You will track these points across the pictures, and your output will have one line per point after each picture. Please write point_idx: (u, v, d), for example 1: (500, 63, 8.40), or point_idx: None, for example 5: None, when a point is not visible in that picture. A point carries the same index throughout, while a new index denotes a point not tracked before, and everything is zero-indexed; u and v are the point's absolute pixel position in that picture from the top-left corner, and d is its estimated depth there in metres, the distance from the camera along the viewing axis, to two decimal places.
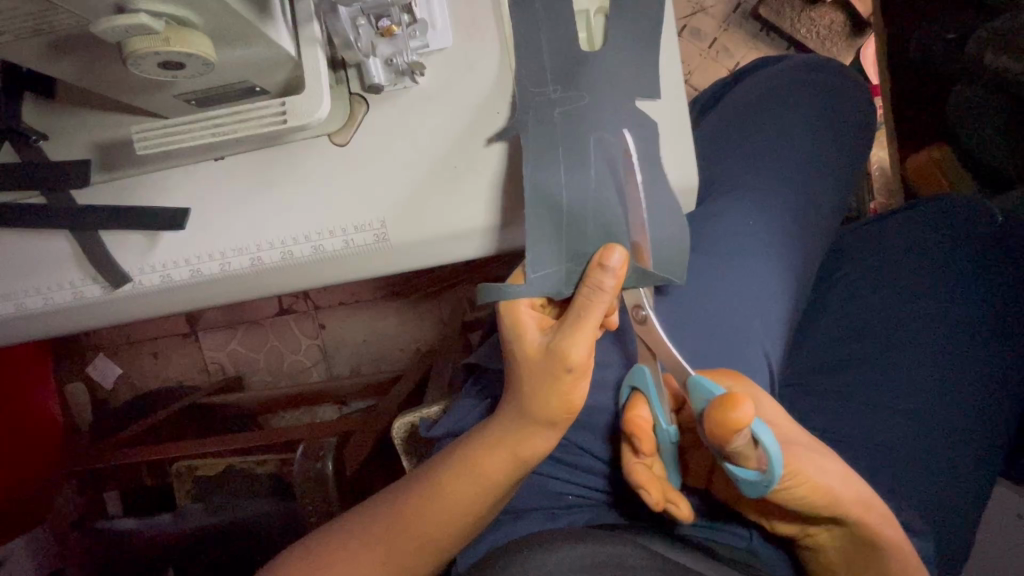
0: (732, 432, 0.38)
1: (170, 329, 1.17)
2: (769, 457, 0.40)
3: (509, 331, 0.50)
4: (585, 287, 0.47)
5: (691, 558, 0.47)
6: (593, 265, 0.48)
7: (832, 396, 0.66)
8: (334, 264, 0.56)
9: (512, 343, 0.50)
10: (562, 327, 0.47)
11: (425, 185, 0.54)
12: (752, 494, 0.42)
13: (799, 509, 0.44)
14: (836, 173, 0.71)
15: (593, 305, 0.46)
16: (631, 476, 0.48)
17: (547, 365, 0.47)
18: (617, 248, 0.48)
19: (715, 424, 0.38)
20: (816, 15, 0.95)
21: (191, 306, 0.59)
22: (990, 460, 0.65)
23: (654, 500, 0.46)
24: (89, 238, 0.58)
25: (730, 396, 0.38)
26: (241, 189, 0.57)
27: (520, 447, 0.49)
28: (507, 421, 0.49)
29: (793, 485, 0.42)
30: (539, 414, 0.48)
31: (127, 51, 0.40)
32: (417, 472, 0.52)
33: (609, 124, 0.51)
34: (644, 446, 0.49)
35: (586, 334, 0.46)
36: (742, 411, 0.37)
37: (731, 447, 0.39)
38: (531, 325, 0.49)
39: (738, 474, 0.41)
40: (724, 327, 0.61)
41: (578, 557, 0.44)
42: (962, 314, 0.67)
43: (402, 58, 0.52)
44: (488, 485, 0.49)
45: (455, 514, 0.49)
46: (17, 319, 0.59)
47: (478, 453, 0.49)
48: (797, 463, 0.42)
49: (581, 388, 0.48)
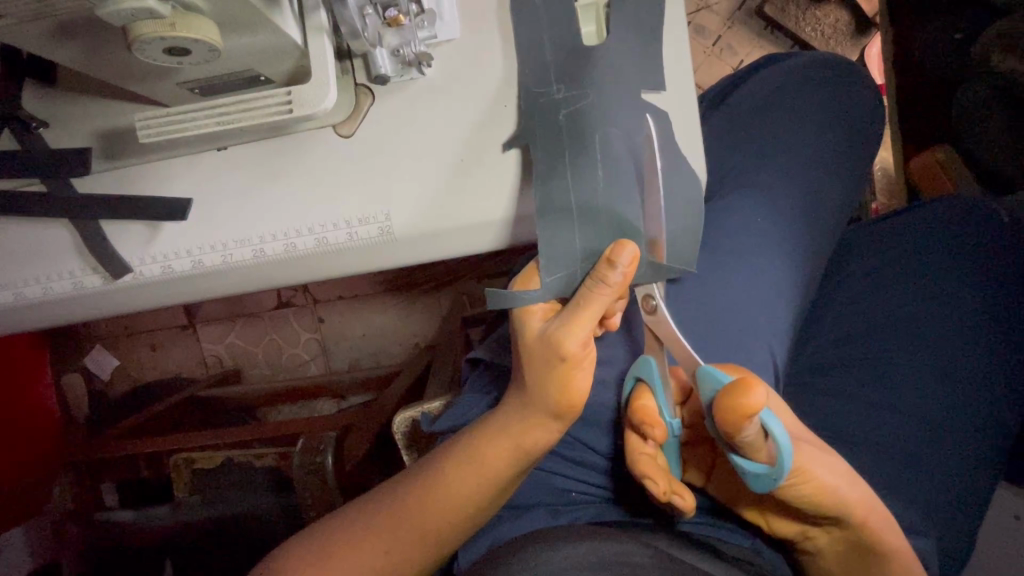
0: (747, 418, 0.38)
1: (168, 320, 1.17)
2: (779, 448, 0.40)
3: (517, 320, 0.50)
4: (590, 279, 0.46)
5: (697, 557, 0.47)
6: (601, 260, 0.46)
7: (836, 396, 0.65)
8: (335, 256, 0.56)
9: (517, 332, 0.50)
10: (562, 317, 0.47)
11: (431, 178, 0.54)
12: (758, 489, 0.41)
13: (802, 508, 0.43)
14: (843, 171, 0.71)
15: (594, 296, 0.46)
16: (635, 467, 0.47)
17: (547, 355, 0.46)
18: (630, 245, 0.46)
19: (726, 410, 0.38)
20: (822, 14, 0.96)
21: (192, 298, 0.59)
22: (992, 460, 0.65)
23: (660, 490, 0.45)
24: (90, 228, 0.57)
25: (745, 381, 0.39)
26: (244, 179, 0.56)
27: (521, 439, 0.48)
28: (510, 412, 0.49)
29: (800, 483, 0.41)
30: (540, 405, 0.48)
31: (132, 36, 0.40)
32: (420, 466, 0.52)
33: (619, 119, 0.50)
34: (656, 433, 0.47)
35: (585, 324, 0.45)
36: (758, 396, 0.38)
37: (743, 435, 0.39)
38: (537, 314, 0.50)
39: (746, 467, 0.41)
40: (730, 324, 0.60)
41: (585, 555, 0.43)
42: (966, 316, 0.67)
43: (409, 49, 0.51)
44: (488, 480, 0.49)
45: (456, 511, 0.49)
46: (15, 309, 0.58)
47: (480, 446, 0.49)
48: (805, 462, 0.41)
49: (584, 381, 0.47)
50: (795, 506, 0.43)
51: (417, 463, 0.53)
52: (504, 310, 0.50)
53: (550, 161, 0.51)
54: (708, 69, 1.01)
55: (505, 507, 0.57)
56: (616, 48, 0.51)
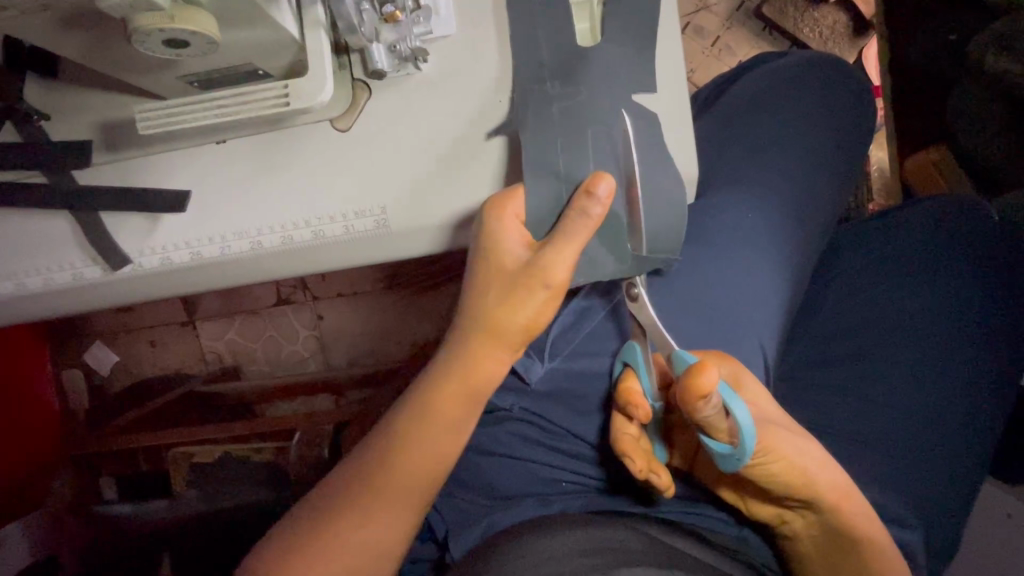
0: (700, 397, 0.38)
1: (169, 316, 1.17)
2: (740, 430, 0.40)
3: (484, 237, 0.50)
4: (570, 212, 0.48)
5: (683, 542, 0.48)
6: (580, 192, 0.48)
7: (827, 389, 0.66)
8: (332, 249, 0.56)
9: (487, 250, 0.50)
10: (547, 245, 0.48)
11: (424, 172, 0.54)
12: (727, 468, 0.42)
13: (774, 488, 0.44)
14: (836, 169, 0.72)
15: (576, 226, 0.48)
16: (617, 445, 0.49)
17: (523, 276, 0.48)
18: (608, 178, 0.48)
19: (682, 390, 0.39)
20: (820, 15, 0.98)
21: (193, 289, 0.59)
22: (981, 456, 0.66)
23: (637, 468, 0.47)
24: (91, 220, 0.58)
25: (699, 364, 0.39)
26: (241, 172, 0.57)
27: (472, 365, 0.51)
28: (472, 346, 0.51)
29: (770, 462, 0.42)
30: (495, 332, 0.50)
31: (131, 27, 0.40)
32: (369, 456, 0.51)
33: (609, 117, 0.51)
34: (639, 414, 0.48)
35: (570, 251, 0.48)
36: (706, 378, 0.38)
37: (700, 415, 0.40)
38: (510, 218, 0.50)
39: (712, 447, 0.42)
40: (718, 315, 0.61)
41: (582, 540, 0.44)
42: (956, 312, 0.68)
43: (405, 44, 0.52)
44: (450, 412, 0.51)
45: (432, 455, 0.51)
46: (16, 299, 0.59)
47: (434, 399, 0.51)
48: (773, 442, 0.43)
49: (537, 301, 0.49)
50: (767, 486, 0.44)
51: (356, 465, 0.51)
52: (479, 217, 0.50)
53: (541, 155, 0.51)
54: (706, 69, 1.02)
55: (496, 498, 0.57)
56: (608, 46, 0.52)
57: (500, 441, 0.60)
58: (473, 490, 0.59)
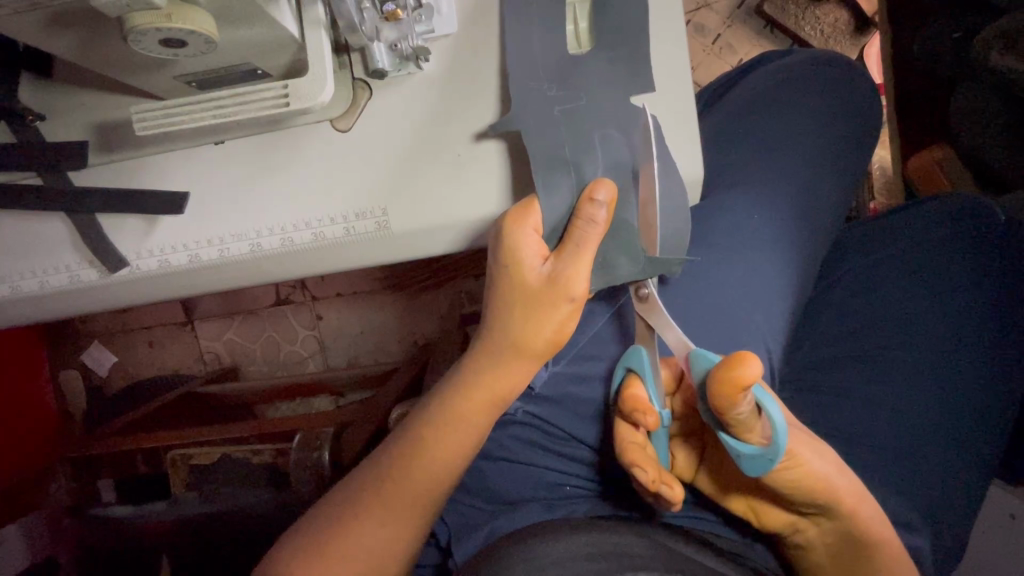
0: (742, 389, 0.38)
1: (167, 317, 1.17)
2: (773, 428, 0.40)
3: (505, 256, 0.49)
4: (577, 221, 0.48)
5: (694, 549, 0.47)
6: (584, 199, 0.48)
7: (833, 390, 0.65)
8: (333, 251, 0.56)
9: (507, 268, 0.49)
10: (565, 258, 0.48)
11: (426, 173, 0.54)
12: (750, 472, 0.42)
13: (791, 493, 0.43)
14: (840, 169, 0.71)
15: (589, 235, 0.47)
16: (626, 455, 0.48)
17: (546, 293, 0.48)
18: (605, 182, 0.48)
19: (725, 383, 0.38)
20: (821, 13, 0.96)
21: (192, 290, 0.59)
22: (987, 457, 0.65)
23: (649, 478, 0.45)
24: (87, 221, 0.57)
25: (740, 355, 0.39)
26: (239, 171, 0.56)
27: (496, 383, 0.50)
28: (494, 363, 0.50)
29: (790, 467, 0.42)
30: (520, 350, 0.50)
31: (127, 27, 0.40)
32: (383, 469, 0.50)
33: (610, 120, 0.51)
34: (648, 421, 0.47)
35: (588, 260, 0.47)
36: (753, 368, 0.37)
37: (736, 412, 0.39)
38: (531, 233, 0.49)
39: (739, 449, 0.42)
40: (725, 319, 0.60)
41: (585, 545, 0.43)
42: (963, 313, 0.67)
43: (407, 42, 0.51)
44: (471, 429, 0.50)
45: (448, 465, 0.50)
46: (11, 301, 0.58)
47: (456, 412, 0.50)
48: (795, 445, 0.42)
49: (560, 316, 0.48)
50: (785, 491, 0.43)
51: (370, 481, 0.50)
52: (494, 230, 0.49)
53: (545, 156, 0.51)
54: (707, 68, 1.01)
55: (499, 504, 0.57)
56: (611, 46, 0.51)
57: (502, 445, 0.59)
58: (477, 496, 0.59)
